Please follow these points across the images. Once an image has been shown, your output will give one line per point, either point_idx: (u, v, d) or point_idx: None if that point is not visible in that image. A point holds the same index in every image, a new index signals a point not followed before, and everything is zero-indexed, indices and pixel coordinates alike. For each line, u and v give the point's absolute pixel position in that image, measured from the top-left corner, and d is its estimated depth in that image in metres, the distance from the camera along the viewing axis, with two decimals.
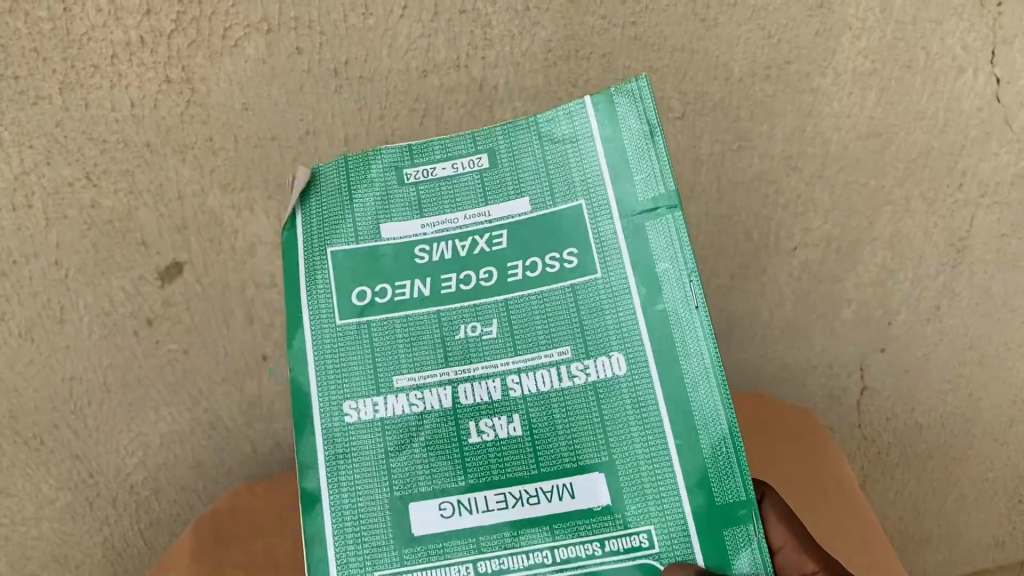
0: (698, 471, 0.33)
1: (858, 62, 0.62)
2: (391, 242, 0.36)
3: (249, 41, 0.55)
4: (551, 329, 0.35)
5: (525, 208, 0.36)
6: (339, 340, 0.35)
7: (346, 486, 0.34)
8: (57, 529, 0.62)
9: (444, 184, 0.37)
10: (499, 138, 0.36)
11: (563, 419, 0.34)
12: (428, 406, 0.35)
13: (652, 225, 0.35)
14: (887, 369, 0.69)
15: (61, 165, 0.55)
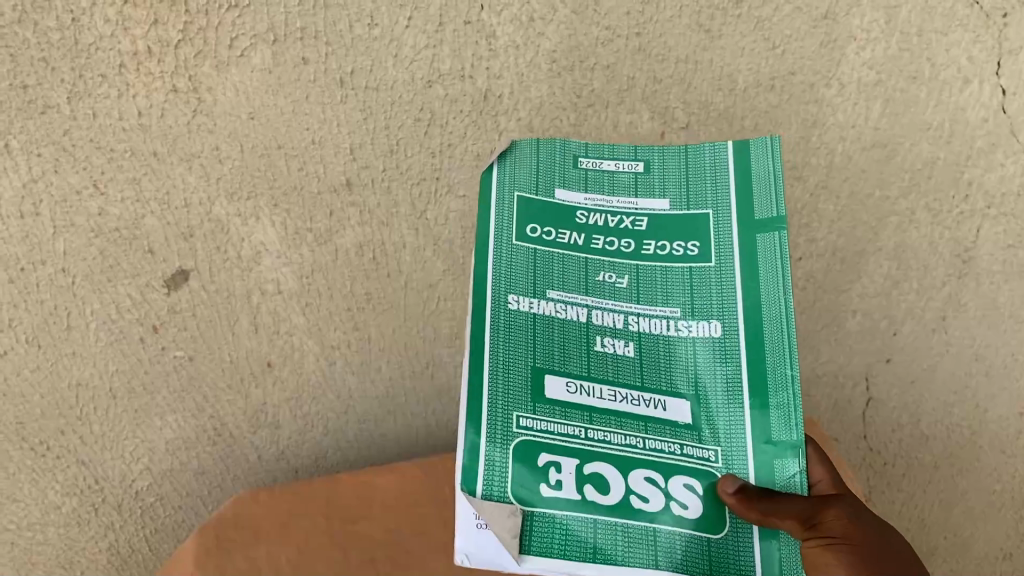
0: (765, 411, 0.40)
1: (862, 74, 0.61)
2: (562, 200, 0.44)
3: (256, 51, 0.52)
4: (670, 287, 0.42)
5: (664, 207, 0.44)
6: (516, 254, 0.42)
7: (503, 346, 0.40)
8: (63, 534, 0.67)
9: (606, 176, 0.45)
10: (659, 157, 0.45)
11: (668, 351, 0.41)
12: (569, 315, 0.41)
13: (765, 238, 0.43)
14: (892, 380, 0.74)
15: (69, 173, 0.53)
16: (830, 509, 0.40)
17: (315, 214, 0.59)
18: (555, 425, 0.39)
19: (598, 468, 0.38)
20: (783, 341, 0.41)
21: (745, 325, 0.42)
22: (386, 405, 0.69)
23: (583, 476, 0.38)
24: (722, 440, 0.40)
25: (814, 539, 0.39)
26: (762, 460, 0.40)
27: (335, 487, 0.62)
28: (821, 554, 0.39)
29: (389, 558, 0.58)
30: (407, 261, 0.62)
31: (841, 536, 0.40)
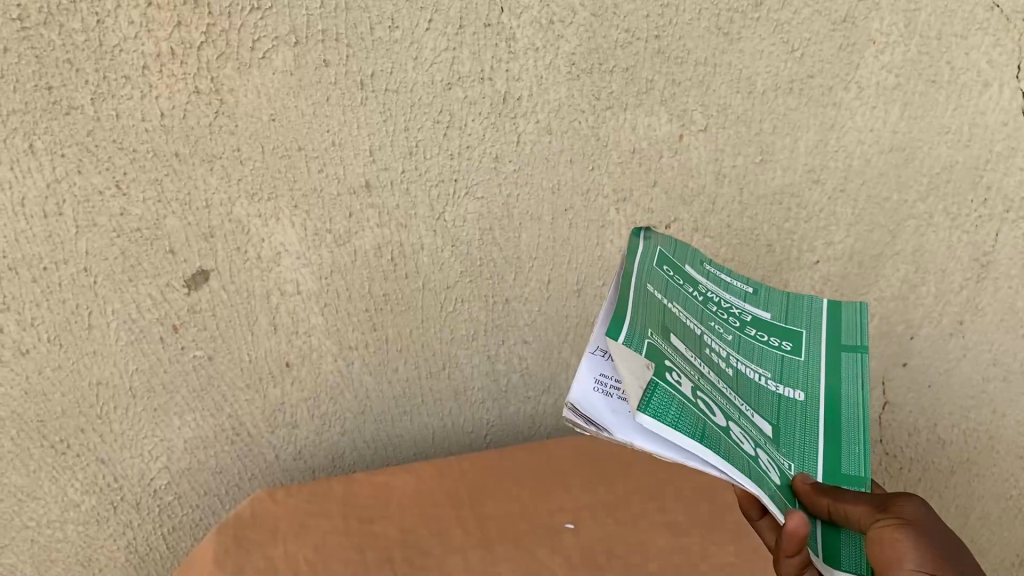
0: (836, 454, 0.48)
1: (880, 77, 0.61)
2: (689, 270, 0.53)
3: (278, 53, 0.52)
4: (766, 360, 0.50)
5: (765, 315, 0.53)
6: (653, 269, 0.49)
7: (641, 302, 0.44)
8: (82, 532, 0.67)
9: (723, 282, 0.55)
10: (766, 289, 0.55)
11: (760, 389, 0.48)
12: (687, 325, 0.47)
13: (849, 357, 0.52)
14: (908, 382, 0.73)
15: (92, 173, 0.53)
16: (901, 503, 0.45)
17: (334, 215, 0.59)
18: (680, 362, 0.42)
19: (708, 399, 0.41)
20: (855, 419, 0.49)
21: (825, 400, 0.50)
22: (402, 405, 0.70)
23: (697, 393, 0.40)
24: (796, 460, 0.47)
25: (886, 519, 0.44)
26: (833, 480, 0.46)
27: (351, 487, 0.63)
28: (894, 531, 0.43)
29: (407, 557, 0.57)
30: (425, 262, 0.63)
31: (914, 520, 0.44)
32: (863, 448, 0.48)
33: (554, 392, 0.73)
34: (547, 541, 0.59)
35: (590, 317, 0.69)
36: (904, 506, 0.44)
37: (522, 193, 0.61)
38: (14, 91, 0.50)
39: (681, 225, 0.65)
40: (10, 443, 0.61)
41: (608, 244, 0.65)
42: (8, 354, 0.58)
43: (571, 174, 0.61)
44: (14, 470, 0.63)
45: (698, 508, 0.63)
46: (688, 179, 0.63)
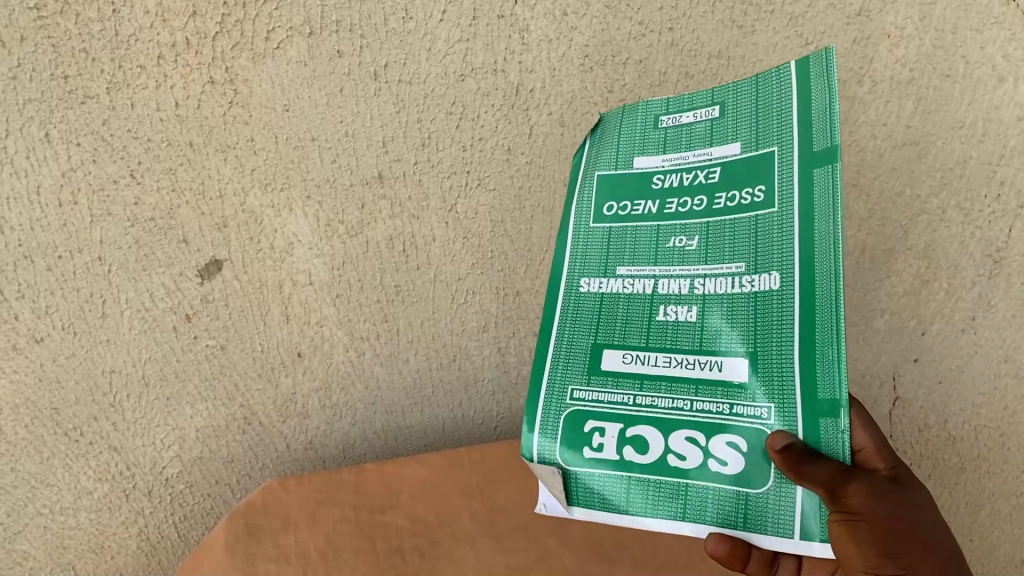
0: (811, 353, 0.35)
1: (895, 71, 0.60)
2: (642, 167, 0.42)
3: (292, 44, 0.53)
4: (738, 241, 0.37)
5: (733, 153, 0.39)
6: (591, 235, 0.42)
7: (568, 330, 0.40)
8: (94, 519, 0.68)
9: (684, 130, 0.41)
10: (733, 100, 0.40)
11: (732, 309, 0.37)
12: (635, 288, 0.39)
13: (822, 174, 0.37)
14: (919, 379, 0.74)
15: (107, 163, 0.54)
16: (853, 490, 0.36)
17: (346, 206, 0.59)
18: (606, 393, 0.38)
19: (640, 431, 0.36)
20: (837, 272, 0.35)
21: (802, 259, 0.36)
22: (412, 396, 0.70)
23: (624, 439, 0.37)
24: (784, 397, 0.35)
25: (836, 516, 0.37)
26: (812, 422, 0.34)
27: (363, 475, 0.63)
28: (842, 529, 0.37)
29: (416, 548, 0.57)
30: (437, 253, 0.63)
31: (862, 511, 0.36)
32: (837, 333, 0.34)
33: None
34: (557, 533, 0.59)
35: None
36: (852, 499, 0.36)
37: (534, 185, 0.61)
38: (31, 81, 0.50)
39: None
40: (24, 431, 0.62)
41: None
42: (23, 342, 0.59)
43: None
44: (28, 457, 0.63)
45: None
46: None
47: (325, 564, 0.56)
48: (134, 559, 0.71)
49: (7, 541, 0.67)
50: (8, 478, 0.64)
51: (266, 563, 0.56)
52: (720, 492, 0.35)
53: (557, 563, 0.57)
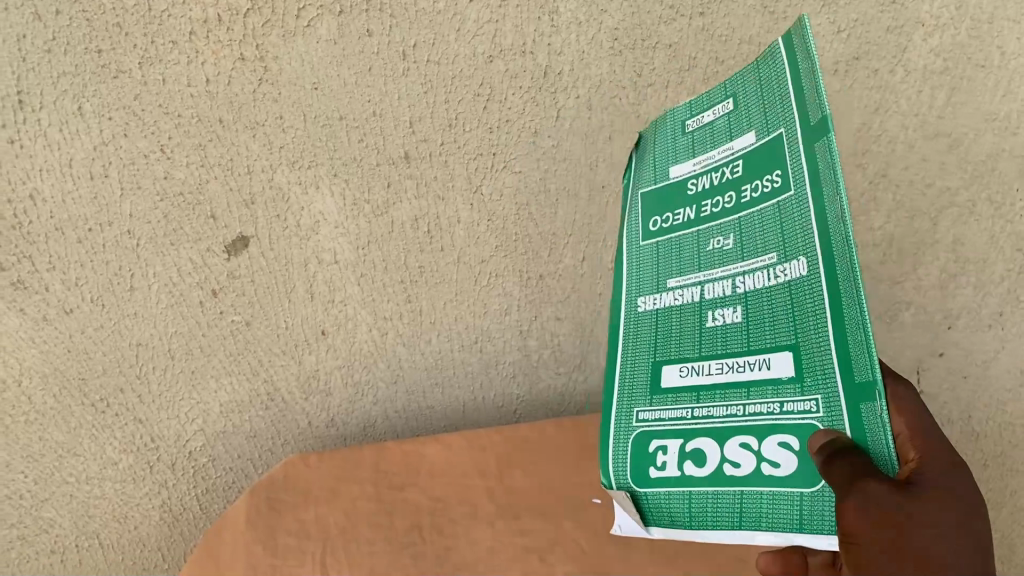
0: (844, 341, 0.32)
1: (928, 61, 0.60)
2: (676, 176, 0.40)
3: (323, 22, 0.53)
4: (767, 232, 0.35)
5: (750, 143, 0.37)
6: (640, 255, 0.42)
7: (630, 351, 0.41)
8: (118, 490, 0.69)
9: (708, 130, 0.39)
10: (741, 86, 0.38)
11: (772, 296, 0.35)
12: (684, 299, 0.39)
13: (817, 148, 0.33)
14: (944, 374, 0.73)
15: (138, 137, 0.55)
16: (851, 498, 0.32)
17: (373, 185, 0.60)
18: (670, 410, 0.38)
19: (700, 444, 0.37)
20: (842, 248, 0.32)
21: (825, 255, 0.33)
22: (434, 377, 0.70)
23: (686, 453, 0.37)
24: (835, 387, 0.32)
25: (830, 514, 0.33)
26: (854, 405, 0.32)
27: (384, 451, 0.62)
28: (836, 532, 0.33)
29: (435, 526, 0.58)
30: (461, 235, 0.63)
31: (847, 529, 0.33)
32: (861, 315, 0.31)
33: (586, 370, 0.72)
34: (574, 517, 0.59)
35: None
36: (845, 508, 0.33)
37: (559, 169, 0.61)
38: (66, 54, 0.51)
39: None
40: (53, 400, 0.64)
41: None
42: (53, 312, 0.60)
43: (609, 151, 0.61)
44: (56, 426, 0.65)
45: None
46: None
47: (344, 540, 0.58)
48: (156, 530, 0.72)
49: (34, 508, 0.68)
50: (36, 447, 0.65)
51: (287, 537, 0.58)
52: (778, 498, 0.34)
53: (573, 547, 0.57)
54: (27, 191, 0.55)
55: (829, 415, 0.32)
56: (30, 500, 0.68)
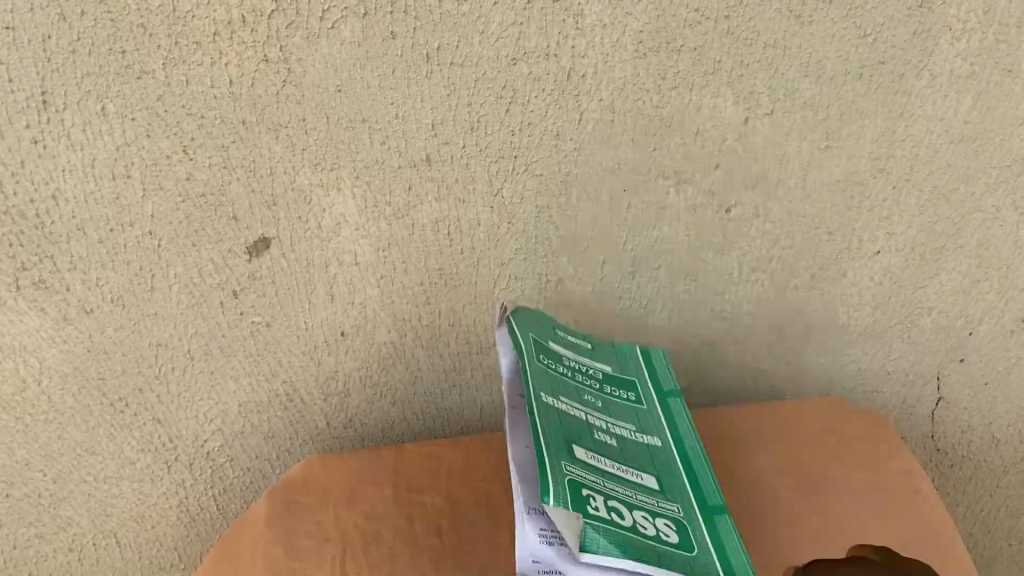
0: (701, 491, 0.52)
1: (955, 65, 0.58)
2: (550, 340, 0.59)
3: (346, 23, 0.53)
4: (626, 415, 0.57)
5: (611, 369, 0.61)
6: (534, 371, 0.53)
7: (538, 409, 0.50)
8: (136, 489, 0.70)
9: (577, 343, 0.61)
10: (598, 347, 0.63)
11: (633, 444, 0.53)
12: (574, 412, 0.52)
13: (676, 402, 0.60)
14: (964, 379, 0.73)
15: (160, 138, 0.54)
16: None
17: (394, 188, 0.59)
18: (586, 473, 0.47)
19: (617, 504, 0.46)
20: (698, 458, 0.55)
21: (683, 454, 0.55)
22: (452, 379, 0.70)
23: (609, 505, 0.46)
24: (689, 501, 0.51)
25: None
26: (708, 513, 0.50)
27: (403, 455, 0.63)
28: None
29: (455, 530, 0.57)
30: (481, 238, 0.63)
31: None
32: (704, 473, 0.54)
33: None
34: None
35: (642, 300, 0.68)
36: None
37: (581, 172, 0.61)
38: (90, 55, 0.51)
39: (741, 210, 0.64)
40: (71, 400, 0.64)
41: (665, 226, 0.64)
42: (73, 312, 0.60)
43: (631, 154, 0.61)
44: (75, 426, 0.65)
45: (755, 494, 0.58)
46: (752, 163, 0.62)
47: (363, 541, 0.56)
48: (174, 528, 0.72)
49: (52, 507, 0.69)
50: (55, 446, 0.66)
51: (305, 538, 0.57)
52: (675, 556, 0.45)
53: None
54: (49, 192, 0.55)
55: (686, 514, 0.50)
56: (49, 499, 0.68)
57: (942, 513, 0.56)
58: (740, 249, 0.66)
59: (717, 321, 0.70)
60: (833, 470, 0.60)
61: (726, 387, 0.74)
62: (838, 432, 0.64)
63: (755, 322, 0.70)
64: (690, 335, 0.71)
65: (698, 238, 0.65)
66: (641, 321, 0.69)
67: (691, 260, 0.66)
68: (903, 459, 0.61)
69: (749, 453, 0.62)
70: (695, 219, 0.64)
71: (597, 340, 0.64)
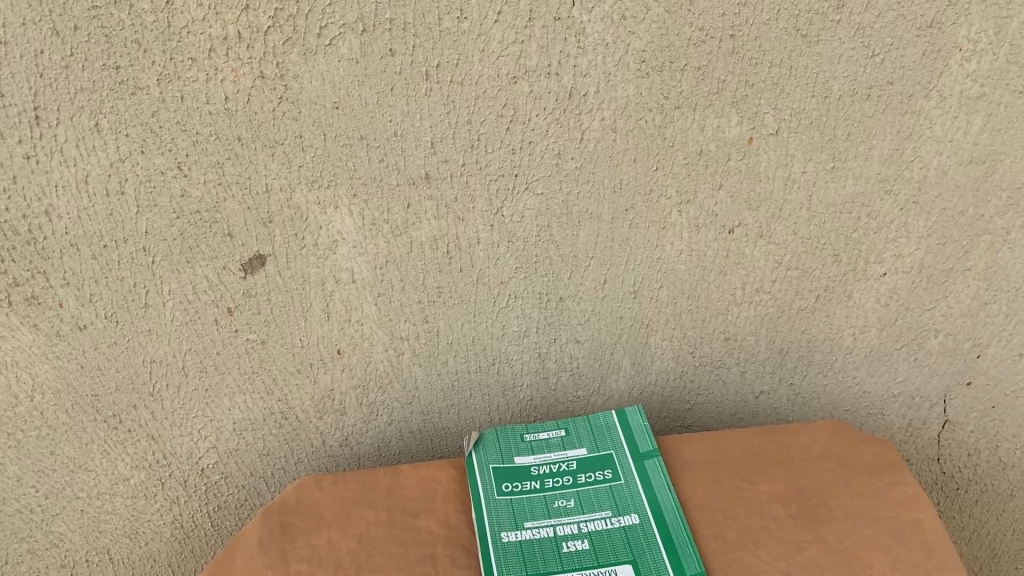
0: (674, 555, 0.54)
1: (965, 86, 0.57)
2: (521, 463, 0.62)
3: (344, 40, 0.52)
4: (600, 500, 0.59)
5: (581, 452, 0.63)
6: (502, 547, 0.55)
7: (504, 569, 0.53)
8: (130, 505, 0.69)
9: (544, 442, 0.64)
10: (574, 428, 0.66)
11: (608, 534, 0.56)
12: (541, 533, 0.56)
13: (652, 462, 0.62)
14: (971, 402, 0.71)
15: (155, 154, 0.54)
16: None
17: (392, 206, 0.59)
18: None
19: None
20: (679, 522, 0.57)
21: (654, 517, 0.57)
22: (450, 398, 0.69)
23: None
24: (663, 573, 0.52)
25: None
26: None
27: (398, 478, 0.62)
28: None
29: (450, 556, 0.55)
30: (481, 256, 0.62)
31: None
32: (683, 531, 0.56)
33: (603, 392, 0.71)
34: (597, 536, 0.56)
35: (643, 320, 0.67)
36: None
37: (582, 191, 0.60)
38: (83, 70, 0.50)
39: (744, 229, 0.63)
40: (64, 416, 0.63)
41: (667, 246, 0.63)
42: (66, 329, 0.59)
43: (634, 173, 0.60)
44: (67, 442, 0.64)
45: (751, 520, 0.57)
46: (756, 182, 0.61)
47: (357, 566, 0.55)
48: (168, 545, 0.72)
49: (44, 523, 0.68)
50: (48, 462, 0.65)
51: (299, 562, 0.56)
52: None
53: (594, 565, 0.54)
54: (42, 208, 0.54)
55: None
56: (41, 515, 0.68)
57: (946, 545, 0.54)
58: (743, 269, 0.65)
59: (719, 341, 0.69)
60: (834, 495, 0.59)
61: (727, 407, 0.73)
62: (843, 459, 0.62)
63: (759, 343, 0.69)
64: (692, 355, 0.70)
65: (701, 258, 0.64)
66: (643, 341, 0.68)
67: (694, 279, 0.65)
68: (909, 487, 0.59)
69: (747, 477, 0.61)
70: (698, 239, 0.63)
71: (569, 422, 0.66)
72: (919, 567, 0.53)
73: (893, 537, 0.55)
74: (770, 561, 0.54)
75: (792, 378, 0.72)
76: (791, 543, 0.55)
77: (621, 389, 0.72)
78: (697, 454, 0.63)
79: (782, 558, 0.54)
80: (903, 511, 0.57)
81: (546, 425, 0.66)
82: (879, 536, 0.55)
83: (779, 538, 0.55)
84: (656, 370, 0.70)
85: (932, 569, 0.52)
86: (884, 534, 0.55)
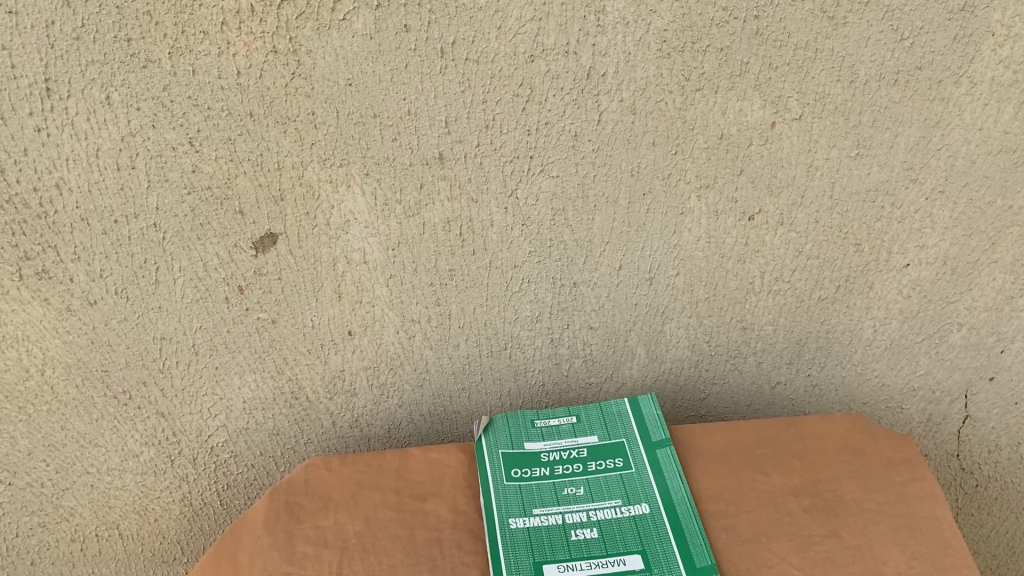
0: (685, 546, 0.53)
1: (997, 72, 0.55)
2: (530, 449, 0.62)
3: (359, 15, 0.50)
4: (610, 488, 0.58)
5: (592, 439, 0.62)
6: (509, 533, 0.54)
7: (510, 555, 0.53)
8: (140, 481, 0.69)
9: (554, 429, 0.63)
10: (585, 415, 0.65)
11: (618, 523, 0.55)
12: (550, 520, 0.55)
13: (664, 452, 0.61)
14: (993, 398, 0.70)
15: (166, 129, 0.53)
16: None
17: (405, 186, 0.58)
18: None
19: None
20: (689, 513, 0.56)
21: (664, 508, 0.56)
22: (461, 381, 0.69)
23: None
24: (674, 565, 0.51)
25: None
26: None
27: (406, 461, 0.62)
28: None
29: (457, 542, 0.55)
30: (494, 239, 0.61)
31: None
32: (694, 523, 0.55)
33: (617, 379, 0.71)
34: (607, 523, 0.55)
35: (658, 306, 0.66)
36: None
37: (599, 174, 0.59)
38: (94, 42, 0.49)
39: (765, 217, 0.62)
40: (75, 391, 0.63)
41: (685, 232, 0.62)
42: (77, 303, 0.59)
43: (652, 157, 0.58)
44: (77, 417, 0.64)
45: (764, 513, 0.56)
46: (777, 169, 0.59)
47: (363, 549, 0.55)
48: (177, 522, 0.72)
49: (55, 497, 0.69)
50: (58, 436, 0.65)
51: (305, 543, 0.55)
52: None
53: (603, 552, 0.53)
54: (52, 180, 0.53)
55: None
56: (51, 489, 0.68)
57: (963, 543, 0.53)
58: (762, 258, 0.64)
59: (736, 330, 0.68)
60: (849, 489, 0.58)
61: (743, 397, 0.72)
62: (859, 453, 0.61)
63: (777, 334, 0.68)
64: (708, 344, 0.69)
65: (719, 245, 0.63)
66: (658, 328, 0.67)
67: (712, 266, 0.64)
68: (926, 483, 0.58)
69: (761, 469, 0.60)
70: (717, 225, 0.62)
71: (581, 409, 0.65)
72: (934, 565, 0.51)
73: (907, 534, 0.54)
74: (781, 554, 0.53)
75: (810, 369, 0.70)
76: (804, 536, 0.54)
77: (635, 376, 0.71)
78: (711, 444, 0.62)
79: (793, 552, 0.53)
80: (919, 507, 0.56)
81: (557, 411, 0.65)
82: (894, 533, 0.54)
83: (792, 533, 0.54)
84: (671, 358, 0.69)
85: (948, 568, 0.51)
86: (901, 531, 0.54)
